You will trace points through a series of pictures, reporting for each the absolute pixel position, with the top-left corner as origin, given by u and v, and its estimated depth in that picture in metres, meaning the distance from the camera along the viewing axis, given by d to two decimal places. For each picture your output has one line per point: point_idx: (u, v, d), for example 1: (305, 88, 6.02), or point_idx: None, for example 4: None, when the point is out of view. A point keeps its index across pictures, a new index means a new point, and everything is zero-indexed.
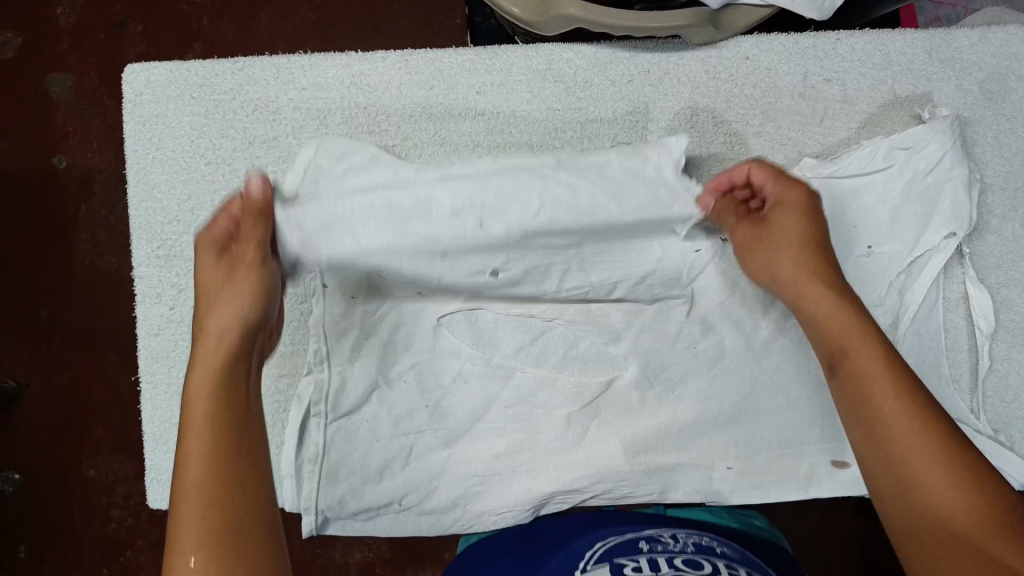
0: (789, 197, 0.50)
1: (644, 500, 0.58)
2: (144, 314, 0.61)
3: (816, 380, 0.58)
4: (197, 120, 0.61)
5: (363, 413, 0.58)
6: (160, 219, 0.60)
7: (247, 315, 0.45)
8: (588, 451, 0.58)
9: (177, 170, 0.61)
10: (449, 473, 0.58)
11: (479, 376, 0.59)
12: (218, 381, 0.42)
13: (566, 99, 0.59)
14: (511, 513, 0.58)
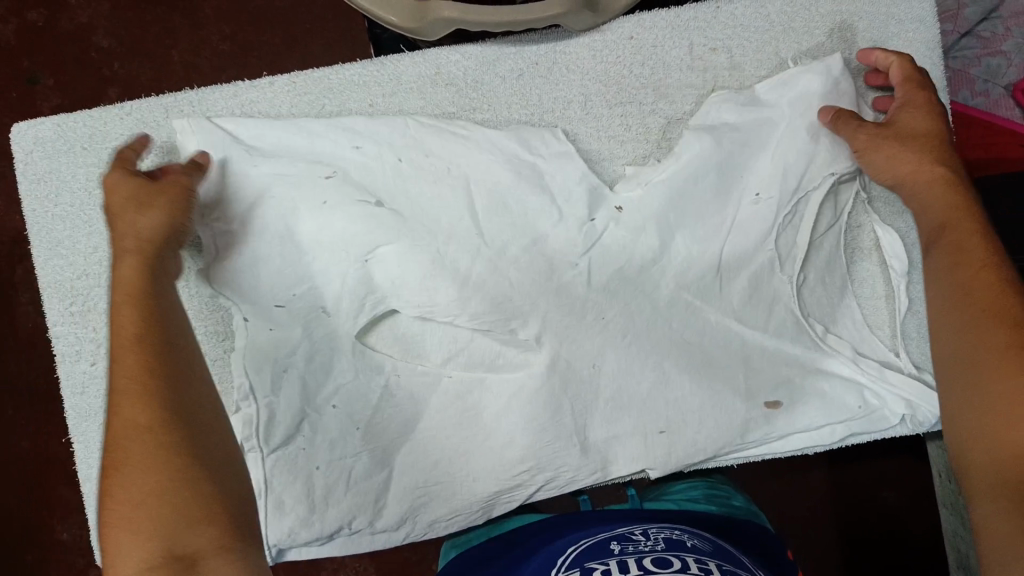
0: (915, 121, 0.53)
1: (588, 481, 0.60)
2: (66, 373, 0.60)
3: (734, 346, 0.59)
4: (93, 171, 0.60)
5: (297, 444, 0.58)
6: (68, 275, 0.60)
7: (152, 285, 0.45)
8: (528, 444, 0.59)
9: (80, 224, 0.60)
10: (393, 490, 0.59)
11: (407, 387, 0.59)
12: (136, 265, 0.45)
13: (459, 101, 0.60)
14: (460, 515, 0.59)
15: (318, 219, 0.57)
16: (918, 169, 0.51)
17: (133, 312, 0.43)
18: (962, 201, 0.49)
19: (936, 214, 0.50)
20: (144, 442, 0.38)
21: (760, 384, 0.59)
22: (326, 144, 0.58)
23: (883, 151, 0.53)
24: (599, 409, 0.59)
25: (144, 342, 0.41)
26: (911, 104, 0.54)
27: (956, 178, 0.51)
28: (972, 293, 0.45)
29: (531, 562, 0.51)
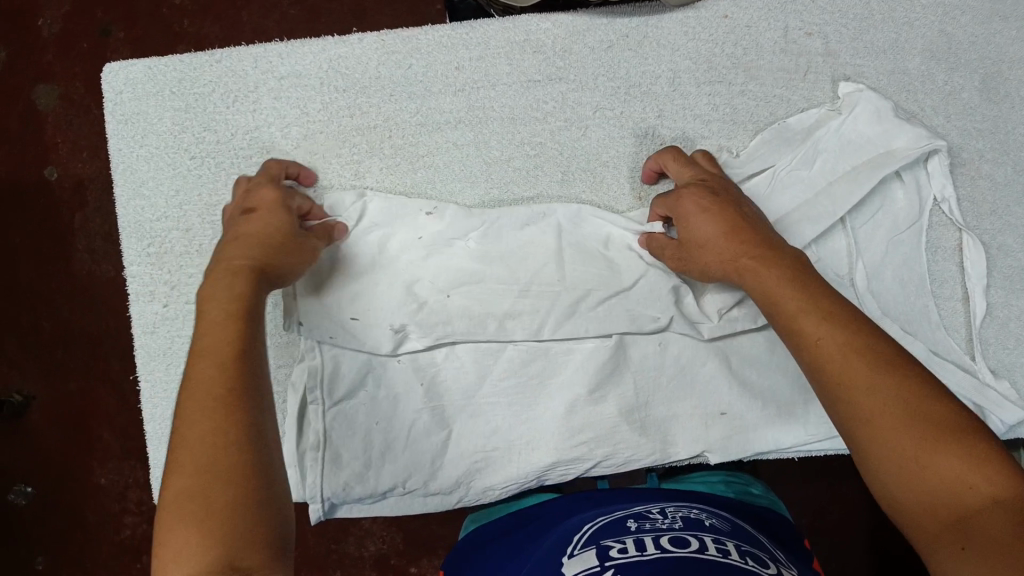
0: (702, 226, 0.50)
1: (646, 463, 0.58)
2: (139, 312, 0.61)
3: None
4: (179, 116, 0.60)
5: (360, 397, 0.57)
6: (149, 216, 0.60)
7: (251, 344, 0.42)
8: (593, 416, 0.57)
9: (163, 166, 0.60)
10: (450, 453, 0.57)
11: (471, 351, 0.58)
12: (247, 283, 0.46)
13: (546, 70, 0.59)
14: (515, 485, 0.58)
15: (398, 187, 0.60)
16: (720, 253, 0.49)
17: (242, 284, 0.45)
18: (764, 252, 0.48)
19: (756, 290, 0.46)
20: (223, 462, 0.36)
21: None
22: (412, 106, 0.60)
23: (694, 260, 0.51)
24: (666, 387, 0.58)
25: (227, 363, 0.40)
26: (685, 196, 0.52)
27: (750, 242, 0.48)
28: (809, 351, 0.41)
29: (549, 533, 0.51)
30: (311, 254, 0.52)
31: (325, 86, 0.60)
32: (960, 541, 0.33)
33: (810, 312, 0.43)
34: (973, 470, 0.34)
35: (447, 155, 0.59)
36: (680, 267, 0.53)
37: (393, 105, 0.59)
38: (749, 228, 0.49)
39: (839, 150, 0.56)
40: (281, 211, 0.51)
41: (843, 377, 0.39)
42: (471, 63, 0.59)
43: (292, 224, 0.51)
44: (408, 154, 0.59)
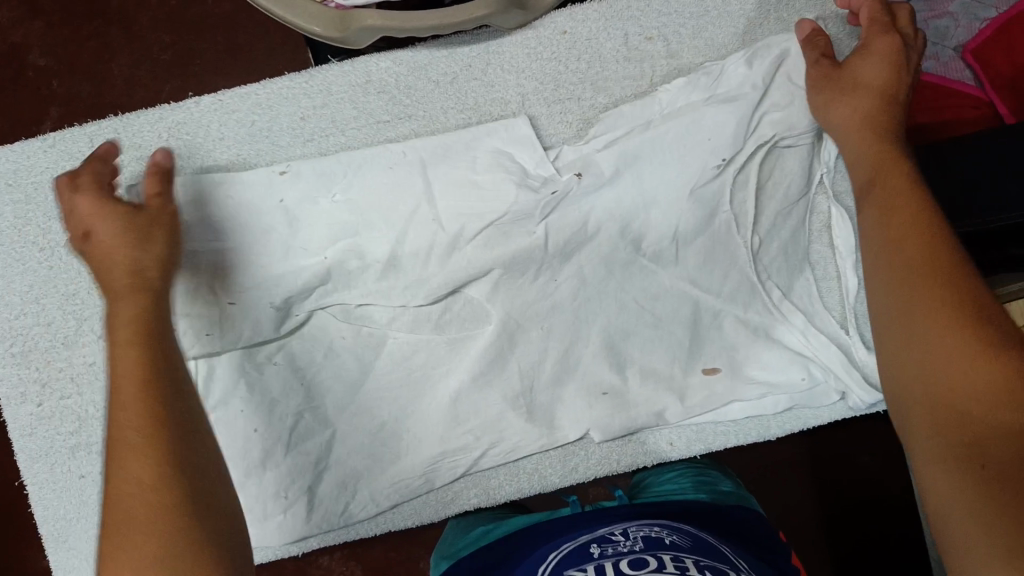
0: (871, 67, 0.52)
1: (534, 449, 0.60)
2: (12, 415, 0.58)
3: (686, 332, 0.59)
4: (20, 208, 0.57)
5: (230, 416, 0.57)
6: (5, 316, 0.58)
7: (148, 358, 0.40)
8: (480, 417, 0.59)
9: (11, 263, 0.58)
10: (336, 453, 0.59)
11: (351, 348, 0.59)
12: (143, 304, 0.42)
13: (393, 108, 0.58)
14: (401, 485, 0.59)
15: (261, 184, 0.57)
16: (855, 143, 0.50)
17: (137, 307, 0.42)
18: (879, 121, 0.50)
19: (869, 164, 0.49)
20: (144, 496, 0.36)
21: (702, 348, 0.59)
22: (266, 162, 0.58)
23: (841, 102, 0.52)
24: (550, 376, 0.59)
25: (145, 369, 0.39)
26: (877, 39, 0.52)
27: (886, 111, 0.50)
28: (889, 240, 0.45)
29: (508, 567, 0.51)
30: (171, 228, 0.46)
31: (170, 155, 0.58)
32: (975, 455, 0.37)
33: (909, 199, 0.46)
34: (989, 385, 0.38)
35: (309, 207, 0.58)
36: (823, 98, 0.53)
37: (248, 161, 0.58)
38: (893, 106, 0.51)
39: (691, 123, 0.56)
40: (121, 217, 0.45)
41: (934, 275, 0.42)
42: (316, 112, 0.58)
43: (132, 208, 0.45)
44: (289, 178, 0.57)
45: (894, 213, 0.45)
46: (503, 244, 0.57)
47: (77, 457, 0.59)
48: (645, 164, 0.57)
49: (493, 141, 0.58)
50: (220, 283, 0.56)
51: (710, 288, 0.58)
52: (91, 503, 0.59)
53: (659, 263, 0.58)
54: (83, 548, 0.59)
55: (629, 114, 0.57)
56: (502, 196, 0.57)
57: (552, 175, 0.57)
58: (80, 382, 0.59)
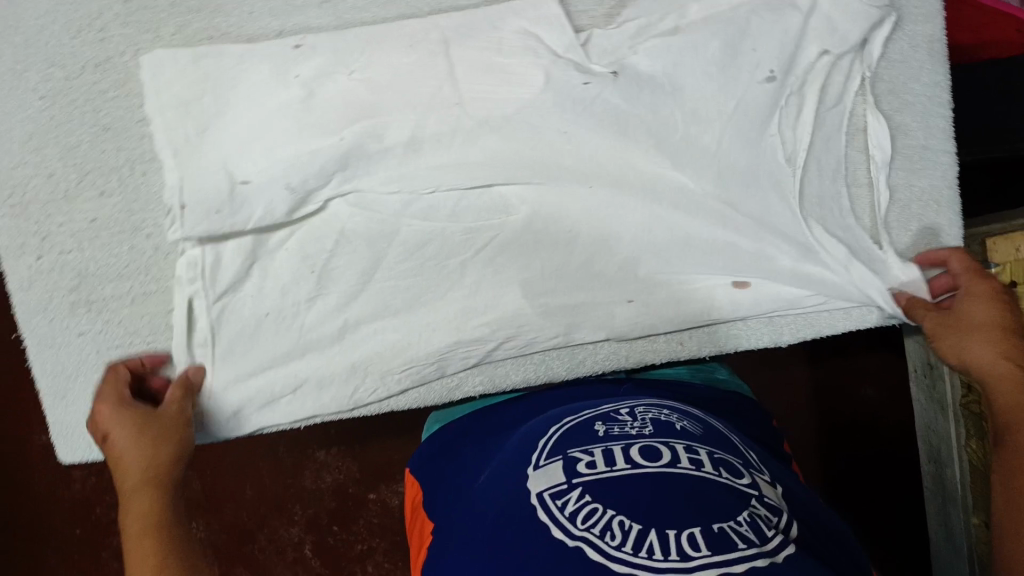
0: (981, 313, 0.51)
1: (550, 344, 0.60)
2: (10, 268, 0.58)
3: (708, 239, 0.58)
4: (20, 52, 0.55)
5: (245, 288, 0.58)
6: (5, 165, 0.56)
7: (162, 506, 0.49)
8: (497, 313, 0.60)
9: (11, 109, 0.56)
10: (347, 338, 0.60)
11: (364, 235, 0.58)
12: (164, 450, 0.51)
13: None
14: (411, 375, 0.61)
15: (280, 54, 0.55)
16: (983, 363, 0.50)
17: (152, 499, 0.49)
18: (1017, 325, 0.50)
19: (990, 357, 0.49)
20: None
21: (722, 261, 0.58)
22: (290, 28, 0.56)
23: (956, 341, 0.52)
24: (570, 276, 0.59)
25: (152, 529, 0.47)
26: (951, 337, 0.52)
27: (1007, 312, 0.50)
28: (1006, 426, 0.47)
29: (510, 445, 0.51)
30: (175, 429, 0.53)
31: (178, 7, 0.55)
32: None
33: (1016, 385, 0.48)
34: None
35: (329, 81, 0.56)
36: (938, 343, 0.53)
37: (264, 23, 0.56)
38: (1013, 308, 0.51)
39: (725, 22, 0.55)
40: (134, 421, 0.51)
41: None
42: None
43: (146, 409, 0.53)
44: (306, 53, 0.55)
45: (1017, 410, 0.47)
46: (531, 136, 0.56)
47: (76, 315, 0.58)
48: (683, 65, 0.55)
49: (521, 20, 0.56)
50: (240, 155, 0.56)
51: (737, 194, 0.57)
52: (90, 362, 0.59)
53: (679, 166, 0.57)
54: (80, 404, 0.59)
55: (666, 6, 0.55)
56: (529, 81, 0.55)
57: (578, 59, 0.55)
58: (81, 239, 0.58)
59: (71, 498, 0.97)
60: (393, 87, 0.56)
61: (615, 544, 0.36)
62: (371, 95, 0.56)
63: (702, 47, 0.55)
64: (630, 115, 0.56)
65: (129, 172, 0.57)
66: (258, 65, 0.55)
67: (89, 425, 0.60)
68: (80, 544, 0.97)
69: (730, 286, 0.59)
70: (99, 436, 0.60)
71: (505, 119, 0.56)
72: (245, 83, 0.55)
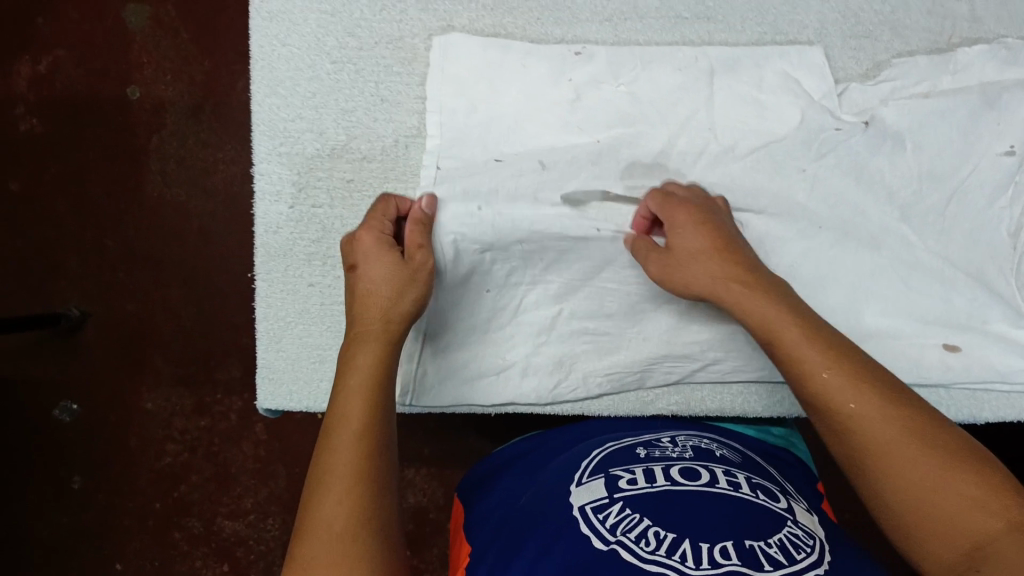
0: (689, 240, 0.53)
1: (751, 375, 0.60)
2: (263, 211, 0.61)
3: (922, 294, 0.59)
4: (325, 19, 0.61)
5: (472, 273, 0.58)
6: (283, 116, 0.61)
7: (382, 375, 0.48)
8: (709, 333, 0.60)
9: (303, 68, 0.61)
10: (557, 330, 0.60)
11: (597, 243, 0.58)
12: (384, 338, 0.50)
13: (696, 8, 0.59)
14: (614, 377, 0.60)
15: (560, 54, 0.59)
16: None
17: (376, 370, 0.48)
18: (757, 287, 0.51)
19: (739, 310, 0.51)
20: (346, 503, 0.42)
21: (936, 326, 0.59)
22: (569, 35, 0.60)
23: None
24: None
25: (371, 401, 0.47)
26: None
27: (737, 267, 0.52)
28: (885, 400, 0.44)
29: (557, 460, 0.54)
30: (418, 274, 0.53)
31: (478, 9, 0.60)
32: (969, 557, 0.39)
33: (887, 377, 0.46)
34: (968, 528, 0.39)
35: (594, 88, 0.59)
36: None
37: (550, 29, 0.60)
38: (735, 255, 0.53)
39: (977, 96, 0.58)
40: (388, 262, 0.52)
41: (885, 450, 0.42)
42: None
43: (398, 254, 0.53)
44: (582, 61, 0.59)
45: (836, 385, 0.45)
46: (770, 176, 0.59)
47: (310, 266, 0.61)
48: (928, 129, 0.58)
49: (783, 63, 0.59)
50: (501, 142, 0.59)
51: (957, 262, 0.59)
52: (311, 312, 0.61)
53: (905, 220, 0.59)
54: (292, 351, 0.61)
55: (926, 70, 0.59)
56: (785, 119, 0.58)
57: (833, 105, 0.58)
58: (332, 197, 0.61)
59: (158, 470, 0.95)
60: (654, 104, 0.59)
61: (649, 548, 0.40)
62: (632, 109, 0.59)
63: (953, 114, 0.58)
64: (875, 165, 0.59)
65: (393, 142, 0.61)
66: (537, 60, 0.59)
67: (296, 373, 0.61)
68: (157, 517, 0.94)
69: (941, 346, 0.59)
70: (300, 386, 0.62)
71: (757, 148, 0.59)
72: (521, 75, 0.59)
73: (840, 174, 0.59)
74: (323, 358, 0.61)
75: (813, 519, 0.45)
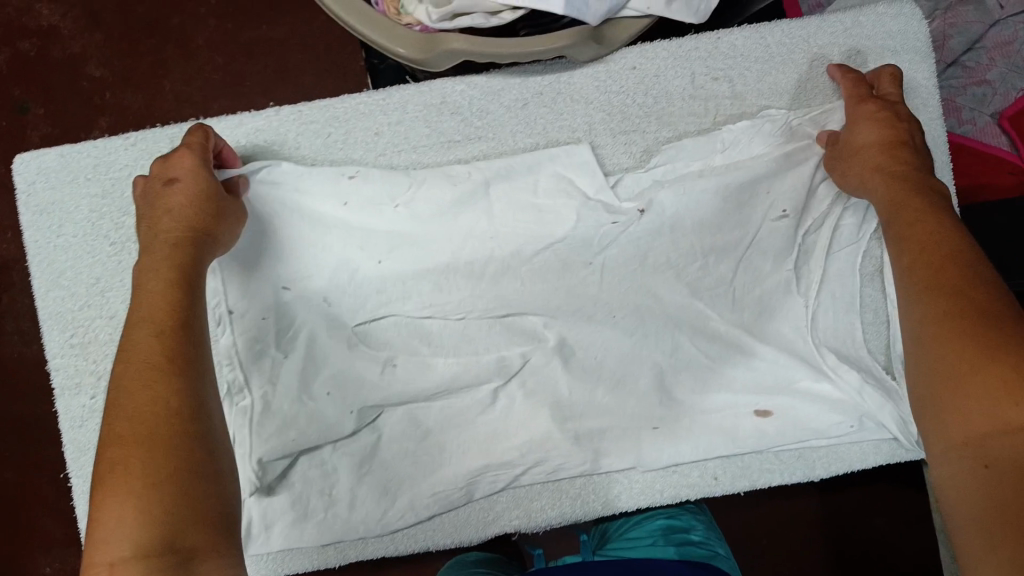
0: (865, 133, 0.55)
1: (579, 471, 0.61)
2: (65, 407, 0.59)
3: (724, 357, 0.61)
4: (96, 202, 0.59)
5: (285, 407, 0.58)
6: (70, 306, 0.59)
7: (180, 283, 0.48)
8: (528, 435, 0.61)
9: (82, 254, 0.59)
10: (377, 458, 0.60)
11: (405, 363, 0.61)
12: (188, 255, 0.50)
13: (465, 129, 0.60)
14: (441, 495, 0.60)
15: (331, 184, 0.58)
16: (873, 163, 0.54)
17: (176, 281, 0.48)
18: (914, 182, 0.53)
19: (890, 203, 0.53)
20: (139, 423, 0.41)
21: (745, 391, 0.61)
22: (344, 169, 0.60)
23: (852, 164, 0.56)
24: (600, 402, 0.61)
25: (174, 324, 0.46)
26: (863, 106, 0.56)
27: (899, 157, 0.54)
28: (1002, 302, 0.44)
29: None
30: (233, 216, 0.54)
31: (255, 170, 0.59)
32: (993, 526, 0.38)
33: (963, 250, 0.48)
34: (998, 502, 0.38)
35: (373, 219, 0.59)
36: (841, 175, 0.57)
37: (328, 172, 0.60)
38: (905, 152, 0.54)
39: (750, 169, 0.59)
40: (204, 184, 0.52)
41: (969, 377, 0.42)
42: (392, 126, 0.60)
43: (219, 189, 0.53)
44: (358, 184, 0.58)
45: (956, 296, 0.45)
46: (560, 277, 0.61)
47: None
48: (705, 207, 0.60)
49: (555, 165, 0.60)
50: (296, 285, 0.60)
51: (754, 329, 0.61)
52: None
53: (697, 296, 0.61)
54: None
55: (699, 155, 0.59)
56: (563, 220, 0.60)
57: (609, 201, 0.59)
58: None
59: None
60: (432, 219, 0.60)
61: None
62: (415, 229, 0.60)
63: (727, 192, 0.59)
64: (659, 251, 0.60)
65: None
66: (309, 187, 0.58)
67: None
68: None
69: (752, 413, 0.61)
70: None
71: (541, 253, 0.61)
72: (297, 208, 0.59)
73: (626, 266, 0.61)
74: None
75: None
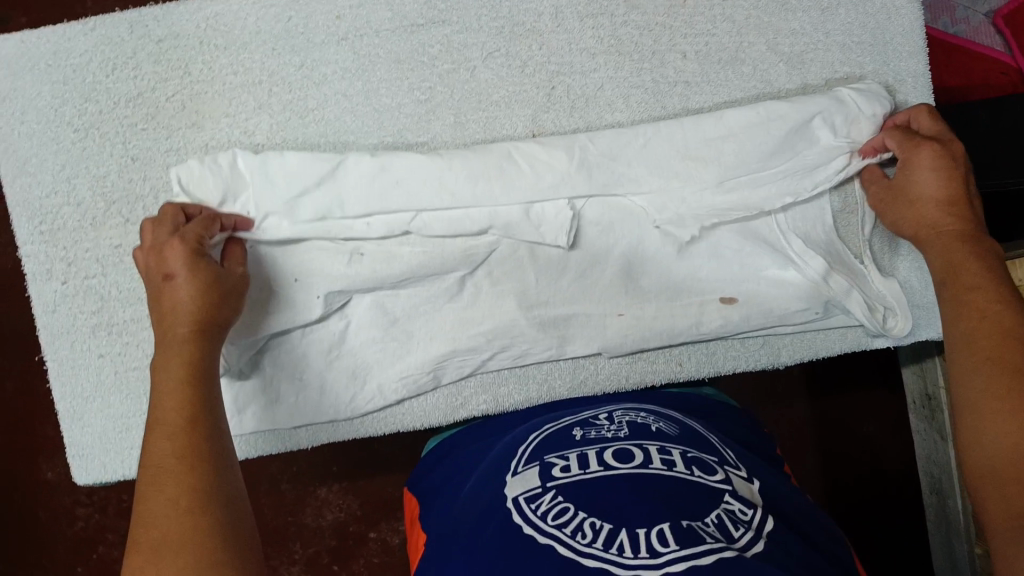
0: (922, 185, 0.55)
1: (544, 356, 0.62)
2: (38, 292, 0.60)
3: (693, 246, 0.61)
4: (58, 89, 0.59)
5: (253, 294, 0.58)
6: (38, 194, 0.59)
7: (198, 363, 0.47)
8: (492, 323, 0.61)
9: (46, 142, 0.59)
10: (348, 343, 0.61)
11: (373, 252, 0.59)
12: (198, 344, 0.48)
13: (428, 13, 0.59)
14: (410, 380, 0.61)
15: None
16: (924, 213, 0.55)
17: (194, 358, 0.47)
18: (962, 233, 0.53)
19: (940, 259, 0.52)
20: (173, 450, 0.42)
21: (713, 280, 0.62)
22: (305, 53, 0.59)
23: (901, 209, 0.57)
24: (565, 290, 0.61)
25: (192, 386, 0.45)
26: (916, 153, 0.56)
27: (961, 221, 0.53)
28: None
29: (490, 456, 0.51)
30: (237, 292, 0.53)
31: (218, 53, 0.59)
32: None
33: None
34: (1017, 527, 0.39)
35: (337, 105, 0.59)
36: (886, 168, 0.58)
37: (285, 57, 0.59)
38: (963, 206, 0.54)
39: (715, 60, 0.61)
40: (207, 277, 0.51)
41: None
42: (353, 10, 0.59)
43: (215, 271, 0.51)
44: None
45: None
46: None
47: (97, 337, 0.60)
48: None
49: None
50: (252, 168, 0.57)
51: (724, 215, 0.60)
52: (107, 384, 0.60)
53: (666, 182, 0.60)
54: (97, 425, 0.60)
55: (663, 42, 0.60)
56: (525, 104, 0.60)
57: None
58: (105, 264, 0.60)
59: (75, 536, 0.89)
60: None
61: (586, 541, 0.36)
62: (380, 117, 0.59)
63: None
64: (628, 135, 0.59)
65: (153, 200, 0.60)
66: None
67: (104, 444, 0.60)
68: None
69: (716, 300, 0.62)
70: (112, 456, 0.61)
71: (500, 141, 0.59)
72: None
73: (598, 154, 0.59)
74: (129, 426, 0.60)
75: (751, 488, 0.43)
